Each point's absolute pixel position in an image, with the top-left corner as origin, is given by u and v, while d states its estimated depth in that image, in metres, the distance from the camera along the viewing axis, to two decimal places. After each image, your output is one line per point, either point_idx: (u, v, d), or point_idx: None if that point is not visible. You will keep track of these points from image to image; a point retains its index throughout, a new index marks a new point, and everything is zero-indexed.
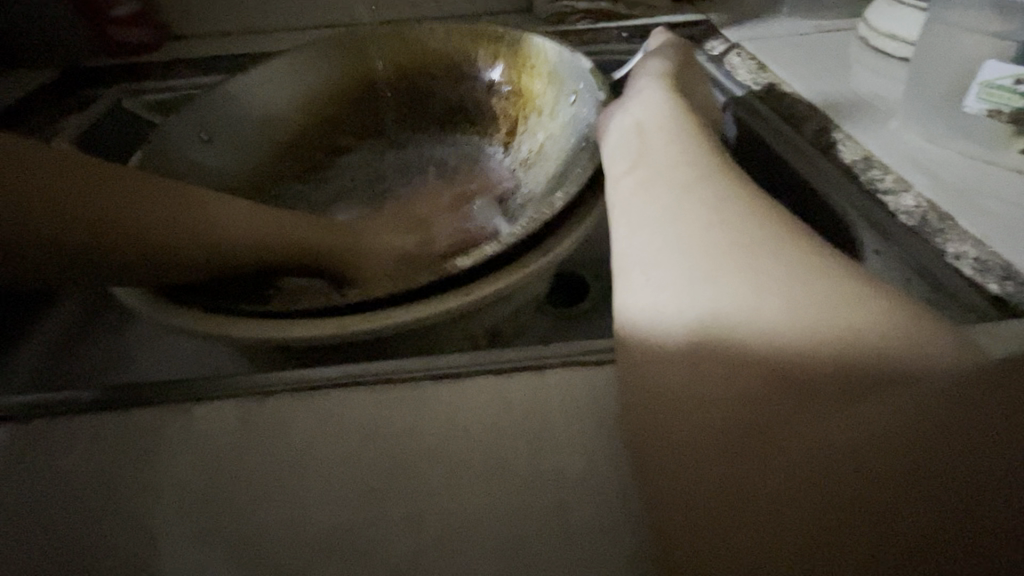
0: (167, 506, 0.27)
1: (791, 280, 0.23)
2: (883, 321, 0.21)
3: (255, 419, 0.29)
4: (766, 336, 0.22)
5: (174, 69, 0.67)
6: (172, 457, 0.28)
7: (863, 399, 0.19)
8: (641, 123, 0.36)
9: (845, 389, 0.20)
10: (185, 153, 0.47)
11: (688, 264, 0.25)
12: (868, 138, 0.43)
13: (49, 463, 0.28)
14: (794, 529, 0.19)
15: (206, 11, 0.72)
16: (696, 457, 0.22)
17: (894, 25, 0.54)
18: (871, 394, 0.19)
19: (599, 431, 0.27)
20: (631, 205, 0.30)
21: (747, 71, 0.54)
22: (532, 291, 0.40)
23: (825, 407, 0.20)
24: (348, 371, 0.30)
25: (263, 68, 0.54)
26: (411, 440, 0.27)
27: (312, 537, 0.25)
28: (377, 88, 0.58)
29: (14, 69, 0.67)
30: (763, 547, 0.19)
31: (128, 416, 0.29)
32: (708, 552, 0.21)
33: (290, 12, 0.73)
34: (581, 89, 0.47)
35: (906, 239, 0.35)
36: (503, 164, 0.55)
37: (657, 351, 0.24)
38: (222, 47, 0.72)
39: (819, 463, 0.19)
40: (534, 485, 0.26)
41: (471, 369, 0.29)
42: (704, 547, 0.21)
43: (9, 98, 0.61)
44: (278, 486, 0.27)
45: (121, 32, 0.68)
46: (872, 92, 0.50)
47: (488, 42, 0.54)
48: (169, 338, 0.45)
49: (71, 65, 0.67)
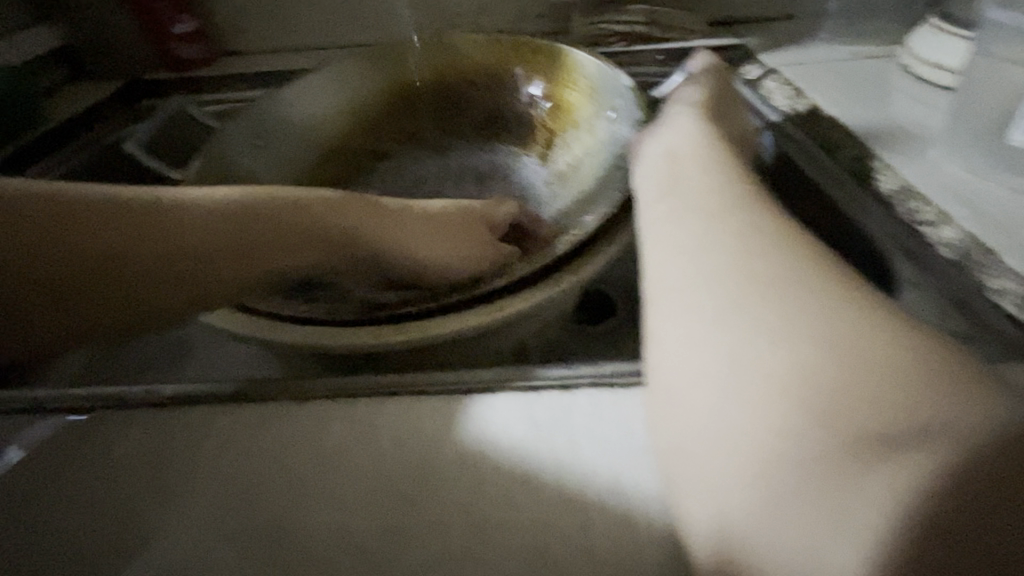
0: (204, 501, 0.28)
1: (829, 316, 0.23)
2: (924, 363, 0.21)
3: (294, 419, 0.30)
4: (803, 369, 0.22)
5: (225, 84, 0.71)
6: (214, 452, 0.29)
7: (907, 446, 0.19)
8: (674, 150, 0.36)
9: (889, 436, 0.20)
10: (234, 164, 0.49)
11: (721, 292, 0.25)
12: (907, 168, 0.43)
13: (104, 451, 0.30)
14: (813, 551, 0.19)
15: (255, 28, 0.76)
16: (729, 485, 0.22)
17: (939, 52, 0.53)
18: (914, 442, 0.19)
19: (625, 448, 0.27)
20: (664, 231, 0.30)
21: (784, 95, 0.54)
22: (560, 308, 0.41)
23: (866, 449, 0.20)
24: (384, 382, 0.31)
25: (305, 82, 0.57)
26: (442, 448, 0.28)
27: (340, 538, 0.26)
28: (417, 107, 0.60)
29: (85, 82, 0.73)
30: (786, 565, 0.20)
31: (178, 413, 0.31)
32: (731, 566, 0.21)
33: (337, 30, 0.77)
34: (620, 106, 0.48)
35: (944, 273, 0.35)
36: (538, 174, 0.55)
37: (687, 373, 0.24)
38: (272, 63, 0.75)
39: (854, 496, 0.19)
40: (560, 501, 0.26)
41: (502, 385, 0.30)
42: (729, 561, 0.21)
43: (80, 108, 0.66)
44: (311, 485, 0.28)
45: (180, 49, 0.72)
46: (912, 121, 0.49)
47: (526, 60, 0.57)
48: (211, 341, 0.47)
49: (134, 77, 0.72)
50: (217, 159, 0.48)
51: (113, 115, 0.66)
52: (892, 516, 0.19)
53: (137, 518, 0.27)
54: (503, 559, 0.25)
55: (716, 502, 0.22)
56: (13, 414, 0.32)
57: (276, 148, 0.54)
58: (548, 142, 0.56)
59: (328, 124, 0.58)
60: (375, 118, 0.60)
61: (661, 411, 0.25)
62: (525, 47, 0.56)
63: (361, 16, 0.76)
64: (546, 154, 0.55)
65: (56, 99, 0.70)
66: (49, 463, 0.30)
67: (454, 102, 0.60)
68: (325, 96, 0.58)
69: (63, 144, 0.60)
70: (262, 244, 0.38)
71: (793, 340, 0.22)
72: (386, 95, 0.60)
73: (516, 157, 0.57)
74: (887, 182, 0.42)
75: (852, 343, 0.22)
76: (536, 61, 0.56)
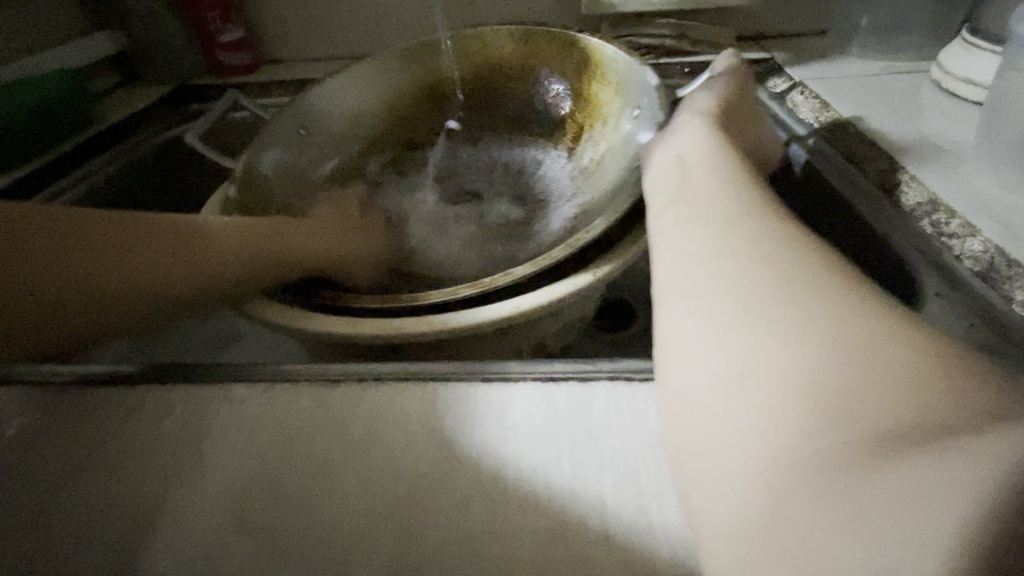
0: (237, 474, 0.29)
1: (836, 315, 0.23)
2: (933, 359, 0.21)
3: (326, 401, 0.32)
4: (811, 372, 0.22)
5: (267, 90, 0.74)
6: (249, 427, 0.31)
7: (927, 437, 0.18)
8: (683, 157, 0.37)
9: (908, 430, 0.19)
10: (275, 158, 0.52)
11: (730, 295, 0.26)
12: (936, 181, 0.43)
13: (148, 423, 0.32)
14: (820, 535, 0.18)
15: (297, 36, 0.80)
16: (739, 480, 0.22)
17: (967, 68, 0.53)
18: (933, 434, 0.18)
19: (638, 440, 0.28)
20: (677, 235, 0.31)
21: (809, 108, 0.55)
22: (580, 309, 0.42)
23: (883, 441, 0.19)
24: (404, 369, 0.33)
25: (345, 75, 0.59)
26: (461, 433, 0.29)
27: (364, 513, 0.27)
28: (447, 113, 0.63)
29: (136, 86, 0.77)
30: (793, 551, 0.19)
31: (216, 391, 0.33)
32: (739, 555, 0.21)
33: (372, 39, 0.80)
34: (644, 106, 0.49)
35: (968, 285, 0.35)
36: (565, 169, 0.56)
37: (696, 373, 0.25)
38: (310, 70, 0.79)
39: (867, 480, 0.18)
40: (575, 487, 0.26)
41: (520, 374, 0.31)
42: (740, 552, 0.21)
43: (131, 109, 0.70)
44: (338, 463, 0.29)
45: (226, 56, 0.77)
46: (942, 135, 0.49)
47: (554, 55, 0.58)
48: (245, 330, 0.49)
49: (181, 81, 0.76)
50: (261, 150, 0.51)
51: (162, 117, 0.70)
52: (917, 502, 0.17)
53: (178, 486, 0.29)
54: (523, 540, 0.25)
55: (726, 500, 0.22)
56: (63, 386, 0.34)
57: (319, 142, 0.56)
58: (577, 137, 0.57)
59: (363, 124, 0.60)
60: (412, 115, 0.62)
61: (672, 413, 0.26)
62: (560, 36, 0.57)
63: (397, 27, 0.79)
64: (574, 147, 0.57)
65: (111, 101, 0.74)
66: (97, 433, 0.32)
67: (482, 110, 0.62)
68: (362, 90, 0.60)
69: (115, 143, 0.64)
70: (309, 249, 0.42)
71: (802, 342, 0.23)
72: (423, 94, 0.62)
73: (547, 151, 0.59)
74: (911, 195, 0.42)
75: (862, 343, 0.22)
76: (567, 56, 0.57)
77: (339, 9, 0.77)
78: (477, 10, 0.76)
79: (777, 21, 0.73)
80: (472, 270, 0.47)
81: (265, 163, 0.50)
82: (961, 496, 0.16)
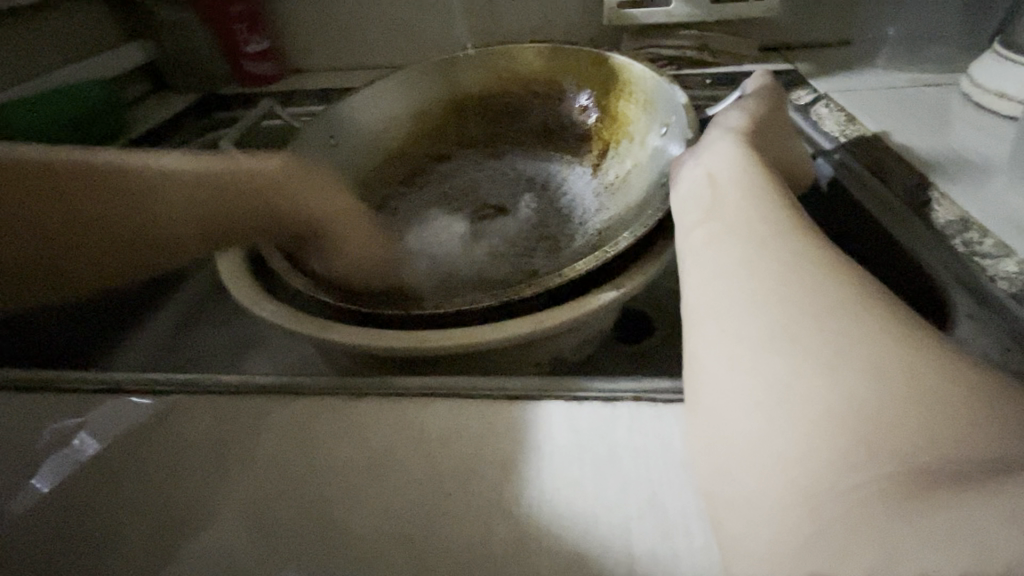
0: (262, 484, 0.30)
1: (871, 345, 0.23)
2: (969, 396, 0.20)
3: (351, 413, 0.32)
4: (850, 401, 0.21)
5: (291, 99, 0.76)
6: (273, 438, 0.32)
7: (963, 484, 0.18)
8: (714, 175, 0.37)
9: (944, 474, 0.19)
10: (302, 164, 0.52)
11: (762, 319, 0.26)
12: (967, 199, 0.42)
13: (174, 430, 0.33)
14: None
15: (322, 47, 0.81)
16: (772, 512, 0.21)
17: (1001, 81, 0.52)
18: (969, 480, 0.18)
19: (663, 463, 0.28)
20: (703, 256, 0.31)
21: (835, 122, 0.54)
22: (600, 324, 0.42)
23: (920, 484, 0.19)
24: (429, 385, 0.33)
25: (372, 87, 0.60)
26: (483, 450, 0.29)
27: (386, 529, 0.27)
28: (469, 122, 0.63)
29: (165, 95, 0.79)
30: None
31: (243, 400, 0.34)
32: None
33: (395, 50, 0.81)
34: (672, 122, 0.48)
35: (1003, 307, 0.34)
36: (590, 185, 0.56)
37: (726, 400, 0.25)
38: (334, 79, 0.80)
39: (905, 526, 0.18)
40: (600, 510, 0.26)
41: (546, 393, 0.31)
42: None
43: (160, 118, 0.72)
44: (362, 477, 0.29)
45: (253, 66, 0.78)
46: (974, 151, 0.48)
47: (582, 73, 0.59)
48: (268, 337, 0.50)
49: (209, 90, 0.78)
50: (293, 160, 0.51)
51: (189, 126, 0.72)
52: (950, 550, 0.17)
53: (206, 494, 0.30)
54: (547, 560, 0.25)
55: (759, 527, 0.22)
56: (96, 392, 0.35)
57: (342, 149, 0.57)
58: (602, 153, 0.57)
59: (384, 130, 0.61)
60: (437, 125, 0.63)
61: (702, 434, 0.25)
62: (588, 56, 0.58)
63: (419, 37, 0.79)
64: (600, 163, 0.57)
65: (140, 109, 0.76)
66: (128, 439, 0.33)
67: (502, 120, 0.63)
68: (389, 102, 0.61)
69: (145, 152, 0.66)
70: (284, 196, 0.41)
71: (840, 370, 0.22)
72: (445, 103, 0.63)
73: (570, 166, 0.59)
74: (942, 213, 0.41)
75: (903, 374, 0.21)
76: (595, 76, 0.58)
77: (363, 20, 0.78)
78: (499, 20, 0.76)
79: (801, 32, 0.72)
80: (491, 282, 0.47)
81: None
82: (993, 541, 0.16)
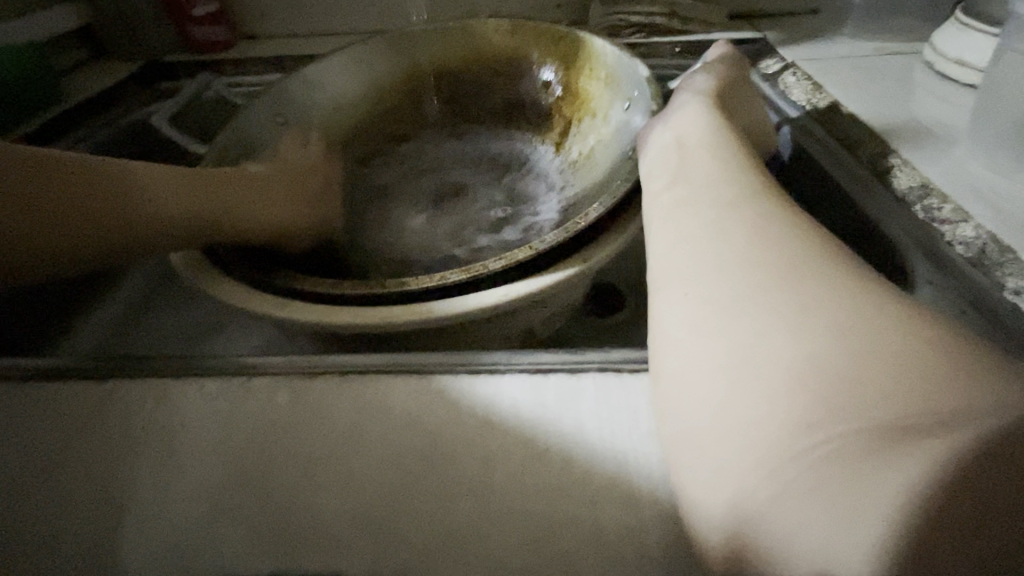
0: (212, 473, 0.28)
1: (834, 303, 0.22)
2: (931, 350, 0.20)
3: (304, 393, 0.31)
4: (811, 359, 0.21)
5: (243, 67, 0.71)
6: (222, 423, 0.30)
7: (911, 440, 0.18)
8: (683, 138, 0.35)
9: (895, 430, 0.19)
10: (251, 137, 0.49)
11: (728, 282, 0.25)
12: (926, 165, 0.43)
13: (115, 421, 0.31)
14: (814, 530, 0.19)
15: (274, 12, 0.76)
16: (734, 472, 0.21)
17: (961, 49, 0.52)
18: (916, 437, 0.18)
19: (628, 432, 0.27)
20: (669, 221, 0.30)
21: (801, 90, 0.54)
22: (569, 296, 0.41)
23: (871, 444, 0.19)
24: (391, 361, 0.31)
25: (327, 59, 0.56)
26: (446, 428, 0.28)
27: (354, 512, 0.26)
28: (427, 87, 0.60)
29: (105, 62, 0.74)
30: (791, 541, 0.19)
31: (192, 384, 0.32)
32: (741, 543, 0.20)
33: (353, 15, 0.77)
34: (636, 97, 0.47)
35: (960, 271, 0.34)
36: (553, 164, 0.55)
37: (691, 364, 0.24)
38: (289, 47, 0.76)
39: (855, 486, 0.19)
40: (565, 486, 0.26)
41: (508, 367, 0.30)
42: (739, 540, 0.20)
43: (99, 87, 0.67)
44: (321, 459, 0.28)
45: (199, 31, 0.73)
46: (932, 118, 0.48)
47: (542, 45, 0.56)
48: (225, 319, 0.48)
49: (152, 57, 0.73)
50: (238, 137, 0.48)
51: (133, 95, 0.67)
52: (894, 506, 0.18)
53: (151, 484, 0.28)
54: (515, 540, 0.25)
55: (723, 491, 0.21)
56: (31, 381, 0.33)
57: (297, 122, 0.54)
58: (564, 130, 0.56)
59: (346, 96, 0.57)
60: (395, 100, 0.59)
61: (665, 400, 0.25)
62: (546, 32, 0.55)
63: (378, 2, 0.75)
64: (562, 141, 0.55)
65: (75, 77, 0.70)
66: (64, 428, 0.31)
67: (465, 105, 0.60)
68: (343, 78, 0.57)
69: (84, 122, 0.61)
70: (270, 196, 0.42)
71: (803, 330, 0.22)
72: (401, 82, 0.59)
73: (532, 145, 0.58)
74: (903, 179, 0.41)
75: (866, 330, 0.21)
76: (556, 46, 0.55)
77: None
78: None
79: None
80: (460, 260, 0.47)
81: (241, 147, 0.48)
82: (910, 494, 0.18)
